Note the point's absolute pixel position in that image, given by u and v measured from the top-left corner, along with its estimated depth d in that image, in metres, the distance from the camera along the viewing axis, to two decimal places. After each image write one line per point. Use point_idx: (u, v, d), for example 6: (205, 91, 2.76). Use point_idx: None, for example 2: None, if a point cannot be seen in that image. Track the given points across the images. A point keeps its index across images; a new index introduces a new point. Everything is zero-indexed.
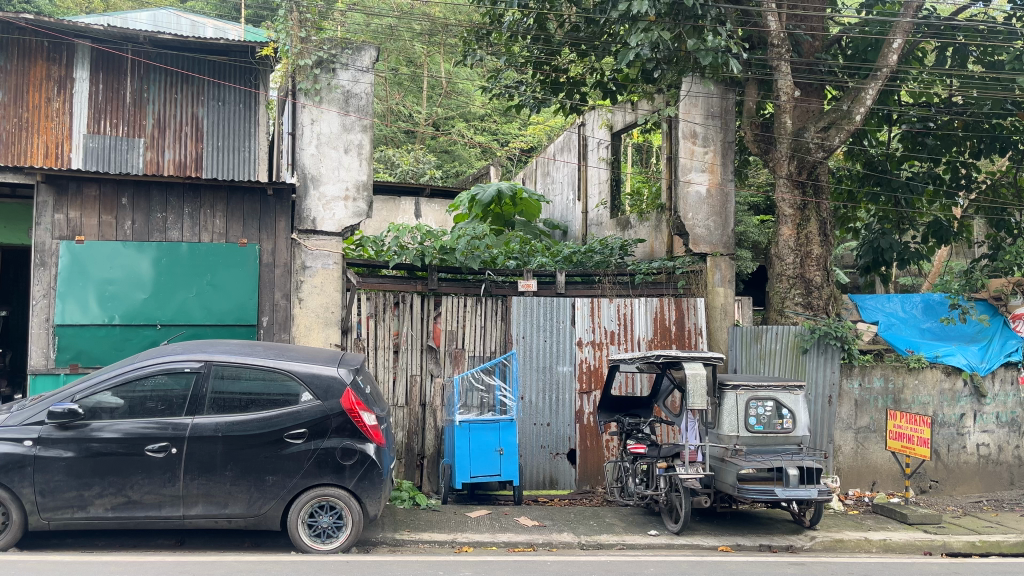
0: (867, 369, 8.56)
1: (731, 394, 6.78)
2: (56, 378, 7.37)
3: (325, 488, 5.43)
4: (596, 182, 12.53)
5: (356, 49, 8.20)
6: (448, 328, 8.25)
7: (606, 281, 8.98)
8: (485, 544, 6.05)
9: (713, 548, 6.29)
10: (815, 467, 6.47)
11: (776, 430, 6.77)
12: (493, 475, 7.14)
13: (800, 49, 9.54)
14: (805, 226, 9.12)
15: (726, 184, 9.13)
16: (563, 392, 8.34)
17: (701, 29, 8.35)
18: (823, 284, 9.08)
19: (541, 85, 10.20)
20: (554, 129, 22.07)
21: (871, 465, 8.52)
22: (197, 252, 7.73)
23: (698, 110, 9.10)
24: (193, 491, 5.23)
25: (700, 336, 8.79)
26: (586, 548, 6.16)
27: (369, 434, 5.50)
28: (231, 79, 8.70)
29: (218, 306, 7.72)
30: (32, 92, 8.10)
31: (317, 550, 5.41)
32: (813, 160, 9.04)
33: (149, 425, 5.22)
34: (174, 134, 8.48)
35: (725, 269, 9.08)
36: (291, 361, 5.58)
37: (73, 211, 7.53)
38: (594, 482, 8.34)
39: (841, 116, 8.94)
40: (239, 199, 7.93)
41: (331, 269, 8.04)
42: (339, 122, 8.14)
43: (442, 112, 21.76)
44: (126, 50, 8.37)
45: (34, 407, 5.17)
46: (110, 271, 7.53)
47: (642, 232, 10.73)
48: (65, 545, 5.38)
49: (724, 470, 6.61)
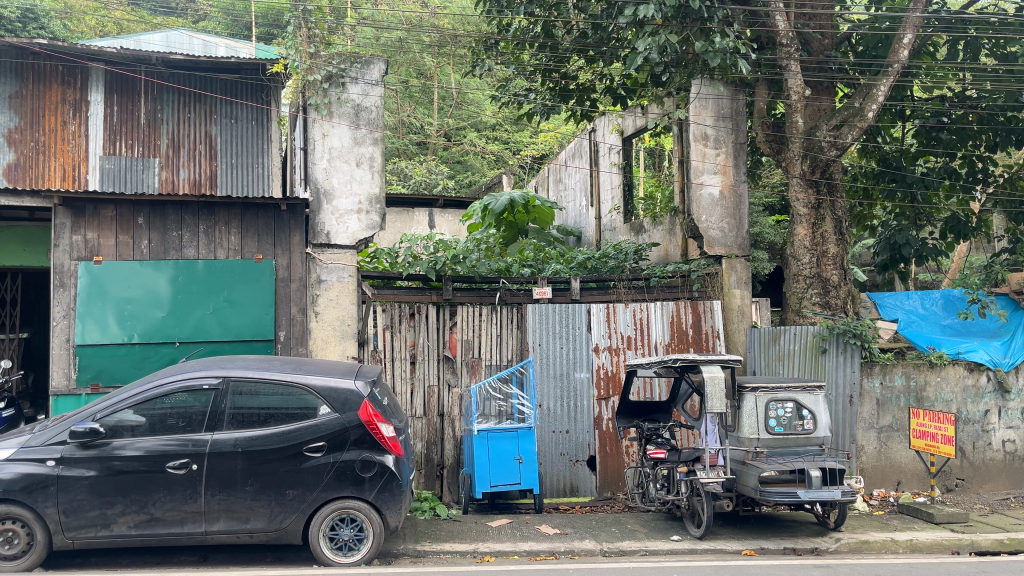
0: (888, 367, 8.44)
1: (751, 396, 6.75)
2: (78, 398, 7.45)
3: (346, 501, 5.44)
4: (609, 187, 12.54)
5: (365, 62, 8.25)
6: (464, 336, 8.27)
7: (621, 287, 8.93)
8: (507, 553, 6.04)
9: (737, 552, 6.24)
10: (839, 468, 6.39)
11: (797, 431, 6.74)
12: (513, 484, 7.13)
13: (810, 47, 9.49)
14: (821, 226, 9.04)
15: (740, 185, 9.08)
16: (581, 398, 8.31)
17: (708, 31, 8.34)
18: (841, 283, 8.97)
19: (551, 93, 10.12)
20: (565, 137, 22.24)
21: (895, 464, 8.43)
22: (213, 269, 7.80)
23: (709, 112, 9.08)
24: (214, 507, 5.26)
25: (718, 338, 8.70)
26: (608, 555, 6.13)
27: (387, 445, 5.52)
28: (244, 97, 8.80)
29: (236, 322, 7.77)
30: (47, 116, 8.21)
31: (340, 563, 5.42)
32: (826, 158, 8.96)
33: (170, 442, 5.26)
34: (188, 153, 8.60)
35: (741, 271, 8.96)
36: (308, 375, 5.60)
37: (90, 232, 7.61)
38: (615, 489, 8.28)
39: (854, 113, 8.89)
40: (253, 215, 7.98)
41: (346, 282, 8.04)
42: (350, 136, 8.19)
43: (453, 122, 21.96)
44: (140, 71, 8.49)
45: (57, 427, 5.22)
46: (128, 290, 7.59)
47: (657, 236, 10.69)
48: (90, 564, 5.43)
49: (746, 473, 6.55)
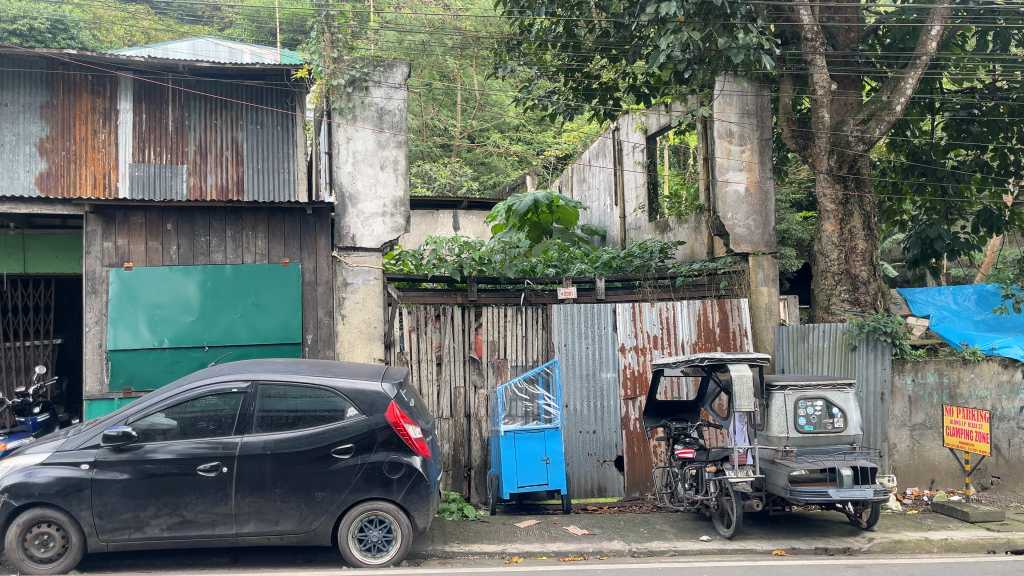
0: (920, 364, 8.29)
1: (779, 396, 6.66)
2: (111, 403, 7.56)
3: (374, 502, 5.47)
4: (634, 185, 12.47)
5: (388, 66, 8.28)
6: (490, 338, 8.29)
7: (647, 285, 8.88)
8: (535, 553, 6.02)
9: (767, 552, 6.18)
10: (870, 467, 6.31)
11: (827, 430, 6.66)
12: (541, 484, 7.11)
13: (836, 41, 9.38)
14: (849, 221, 8.92)
15: (766, 182, 9.00)
16: (608, 398, 8.29)
17: (732, 27, 8.26)
18: (870, 279, 8.86)
19: (574, 92, 10.14)
20: (589, 137, 22.18)
21: (929, 463, 8.30)
22: (240, 273, 7.87)
23: (733, 109, 9.00)
24: (244, 509, 5.32)
25: (745, 337, 8.62)
26: (636, 556, 6.10)
27: (414, 447, 5.55)
28: (268, 102, 8.89)
29: (264, 326, 7.84)
30: (78, 125, 8.38)
31: (369, 564, 5.45)
32: (853, 153, 8.83)
33: (201, 445, 5.32)
34: (215, 159, 8.71)
35: (768, 268, 8.90)
36: (336, 378, 5.65)
37: (121, 239, 7.73)
38: (644, 489, 8.24)
39: (881, 107, 8.76)
40: (280, 220, 8.07)
41: (372, 285, 8.11)
42: (373, 139, 8.24)
43: (477, 124, 22.02)
44: (167, 79, 8.64)
45: (90, 432, 5.31)
46: (158, 295, 7.70)
47: (682, 234, 10.62)
48: (124, 565, 5.51)
49: (775, 472, 6.48)
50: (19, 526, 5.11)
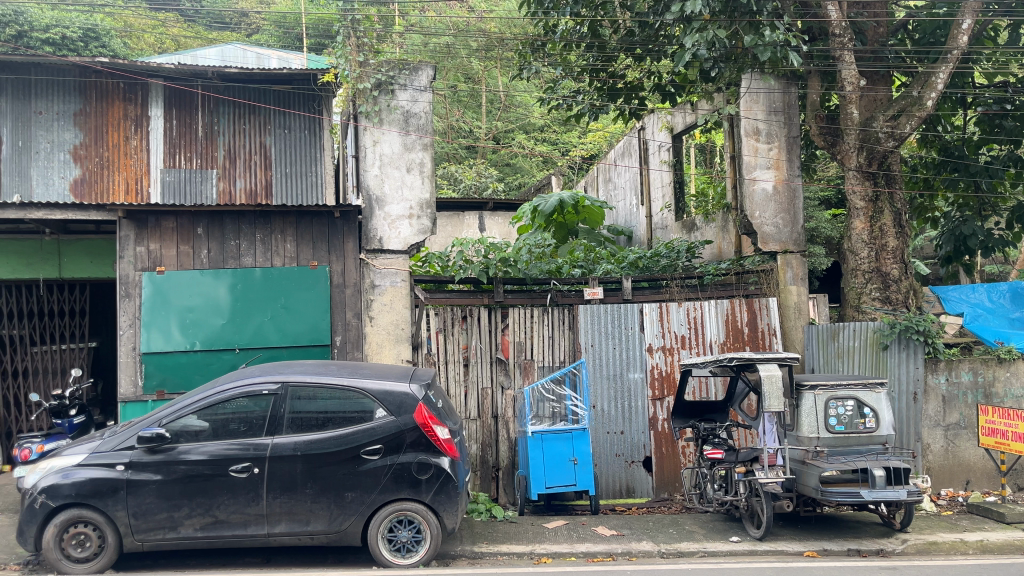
0: (954, 363, 8.16)
1: (809, 396, 6.60)
2: (145, 405, 7.68)
3: (403, 503, 5.50)
4: (660, 185, 12.41)
5: (413, 69, 8.34)
6: (516, 338, 8.30)
7: (674, 285, 8.84)
8: (564, 554, 6.02)
9: (799, 553, 6.12)
10: (903, 467, 6.22)
11: (859, 430, 6.57)
12: (569, 485, 7.11)
13: (864, 36, 9.27)
14: (879, 218, 8.81)
15: (794, 180, 8.91)
16: (636, 399, 8.26)
17: (758, 24, 8.20)
18: (902, 277, 8.74)
19: (599, 92, 10.11)
20: (614, 136, 22.12)
21: (964, 463, 8.17)
22: (270, 276, 7.96)
23: (760, 106, 8.94)
24: (276, 509, 5.38)
25: (774, 336, 8.54)
26: (666, 557, 6.08)
27: (443, 448, 5.57)
28: (296, 107, 8.95)
29: (293, 328, 7.93)
30: (111, 131, 8.54)
31: (398, 564, 5.49)
32: (883, 150, 8.74)
33: (233, 446, 5.39)
34: (244, 163, 8.79)
35: (798, 267, 8.84)
36: (364, 379, 5.69)
37: (153, 243, 7.86)
38: (672, 490, 8.20)
39: (912, 103, 8.64)
40: (308, 223, 8.18)
41: (399, 286, 8.15)
42: (400, 142, 8.29)
43: (502, 125, 22.05)
44: (197, 86, 8.73)
45: (125, 433, 5.40)
46: (190, 299, 7.81)
47: (710, 233, 10.56)
48: (159, 565, 5.59)
49: (806, 473, 6.42)
50: (56, 526, 5.21)
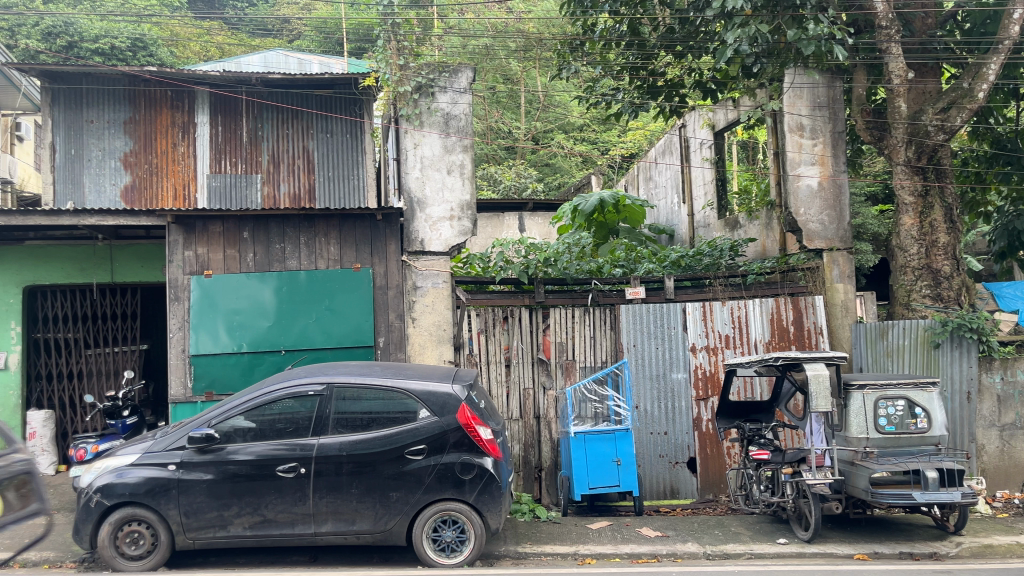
0: (1009, 362, 7.94)
1: (857, 395, 6.48)
2: (194, 405, 7.84)
3: (447, 503, 5.54)
4: (701, 183, 12.30)
5: (453, 71, 8.40)
6: (558, 339, 8.29)
7: (717, 284, 8.73)
8: (608, 556, 6.00)
9: (848, 556, 6.01)
10: (957, 468, 6.08)
11: (910, 430, 6.41)
12: (613, 485, 7.07)
13: (912, 28, 9.07)
14: (929, 214, 8.60)
15: (840, 176, 8.76)
16: (679, 399, 8.20)
17: (801, 18, 8.09)
18: (953, 273, 8.52)
19: (639, 91, 10.01)
20: (654, 135, 21.98)
21: (1020, 464, 7.94)
22: (314, 279, 8.07)
23: (804, 102, 8.81)
24: (322, 509, 5.44)
25: (821, 335, 8.40)
26: (712, 558, 6.02)
27: (486, 448, 5.58)
28: (338, 111, 9.06)
29: (337, 329, 8.02)
30: (159, 138, 8.82)
31: (443, 564, 5.53)
32: (933, 143, 8.53)
33: (280, 446, 5.48)
34: (288, 168, 8.99)
35: (844, 264, 8.66)
36: (408, 380, 5.74)
37: (201, 247, 8.01)
38: (718, 491, 8.11)
39: (963, 95, 8.42)
40: (351, 225, 8.24)
41: (441, 288, 8.16)
42: (440, 144, 8.31)
43: (541, 125, 22.06)
44: (241, 92, 8.89)
45: (176, 433, 5.52)
46: (237, 301, 7.95)
47: (753, 231, 10.43)
48: (209, 563, 5.70)
49: (856, 474, 6.30)
50: (111, 524, 5.34)
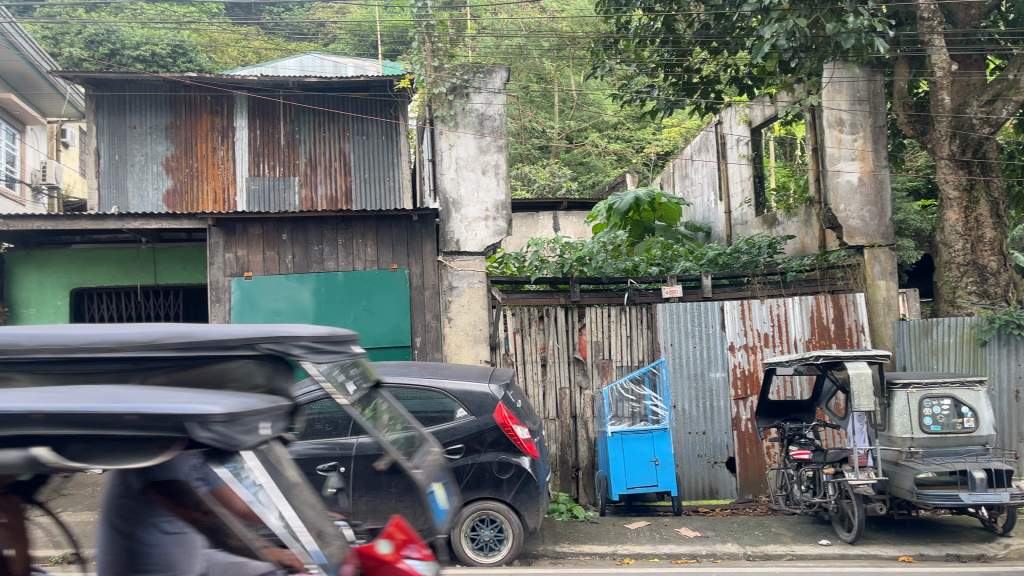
0: None
1: (901, 393, 6.40)
2: None
3: (486, 502, 5.57)
4: (738, 180, 12.17)
5: (488, 72, 8.41)
6: (594, 338, 8.25)
7: (756, 282, 8.63)
8: (647, 556, 5.97)
9: (893, 558, 5.90)
10: (1005, 469, 5.94)
11: (956, 430, 6.27)
12: (650, 485, 7.03)
13: (955, 19, 8.88)
14: (974, 208, 8.41)
15: (881, 171, 8.62)
16: (718, 399, 8.12)
17: (840, 11, 7.97)
18: (1000, 270, 8.35)
19: (674, 88, 9.92)
20: (689, 132, 21.81)
21: None
22: (352, 280, 8.14)
23: (844, 96, 8.70)
24: (360, 508, 5.35)
25: (862, 333, 8.23)
26: (752, 559, 5.95)
27: (523, 447, 5.57)
28: (373, 113, 9.11)
29: (375, 330, 8.08)
30: (200, 143, 9.00)
31: (482, 563, 5.56)
32: (978, 137, 8.37)
33: (319, 445, 5.28)
34: (325, 170, 9.09)
35: (886, 261, 8.52)
36: (445, 379, 5.77)
37: (240, 250, 8.12)
38: (758, 491, 8.01)
39: (1008, 87, 8.31)
40: (387, 226, 8.30)
41: (477, 288, 8.21)
42: (475, 145, 8.33)
43: (574, 124, 22.02)
44: (278, 95, 8.94)
45: None
46: (276, 302, 8.06)
47: (792, 228, 10.30)
48: None
49: (900, 475, 6.17)
50: None
